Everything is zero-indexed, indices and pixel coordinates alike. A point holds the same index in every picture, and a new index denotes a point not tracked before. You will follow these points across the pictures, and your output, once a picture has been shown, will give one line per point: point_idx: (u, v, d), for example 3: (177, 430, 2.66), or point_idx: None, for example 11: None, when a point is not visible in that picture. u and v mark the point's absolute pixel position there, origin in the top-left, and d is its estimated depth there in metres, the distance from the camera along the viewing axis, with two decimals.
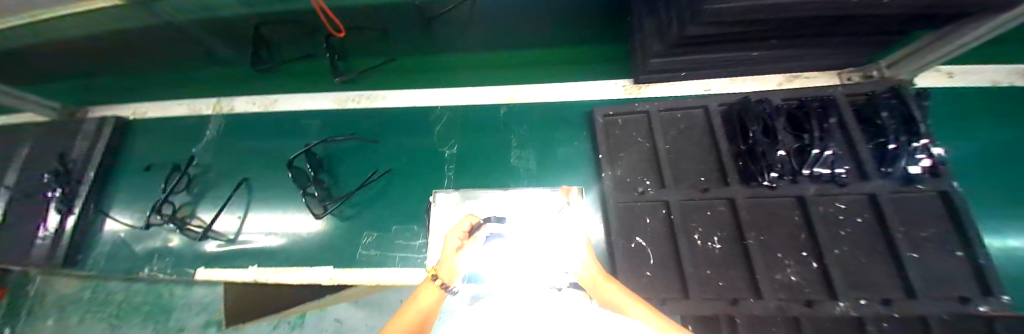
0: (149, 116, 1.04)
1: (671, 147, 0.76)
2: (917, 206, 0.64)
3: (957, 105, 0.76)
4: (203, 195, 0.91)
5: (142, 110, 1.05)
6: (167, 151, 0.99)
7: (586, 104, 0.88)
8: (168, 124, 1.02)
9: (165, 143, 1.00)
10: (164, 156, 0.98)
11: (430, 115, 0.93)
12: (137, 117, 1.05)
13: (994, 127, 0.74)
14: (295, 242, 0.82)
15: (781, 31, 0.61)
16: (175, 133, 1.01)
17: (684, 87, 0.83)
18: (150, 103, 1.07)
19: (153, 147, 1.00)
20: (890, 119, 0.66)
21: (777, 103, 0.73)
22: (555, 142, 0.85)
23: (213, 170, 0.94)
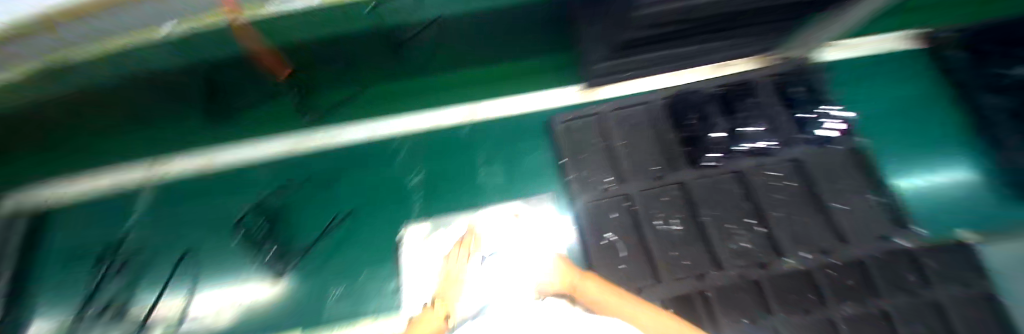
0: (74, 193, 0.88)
1: (626, 143, 0.81)
2: (840, 164, 0.72)
3: (859, 68, 0.83)
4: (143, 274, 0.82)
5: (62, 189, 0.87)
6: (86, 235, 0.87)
7: (543, 113, 0.90)
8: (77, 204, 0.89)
9: (84, 225, 0.88)
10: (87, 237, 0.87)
11: (388, 146, 0.91)
12: (58, 198, 0.87)
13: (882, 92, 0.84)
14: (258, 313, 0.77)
15: (707, 31, 0.66)
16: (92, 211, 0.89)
17: (631, 86, 0.86)
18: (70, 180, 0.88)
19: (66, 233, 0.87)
20: (800, 94, 0.77)
21: (711, 90, 0.80)
22: (518, 155, 0.87)
23: (149, 248, 0.86)
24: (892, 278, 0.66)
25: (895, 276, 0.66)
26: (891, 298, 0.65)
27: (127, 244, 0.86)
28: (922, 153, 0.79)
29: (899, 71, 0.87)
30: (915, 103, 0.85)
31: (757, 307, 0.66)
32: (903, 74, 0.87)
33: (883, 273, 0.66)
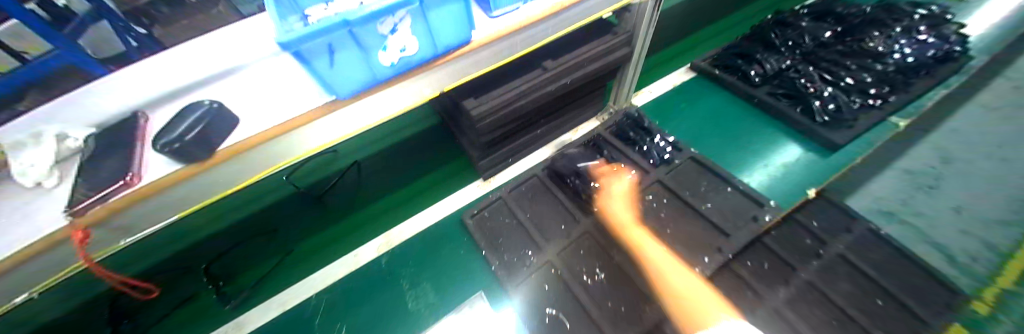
0: None
1: (530, 216, 0.90)
2: (689, 172, 0.90)
3: (664, 106, 1.07)
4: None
5: None
6: None
7: (453, 217, 0.96)
8: None
9: None
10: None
11: (303, 313, 0.82)
12: None
13: (699, 108, 1.05)
14: None
15: (538, 115, 0.88)
16: None
17: (516, 167, 1.00)
18: None
19: None
20: (637, 130, 0.98)
21: (574, 150, 0.97)
22: (442, 264, 0.88)
23: None
24: (796, 248, 0.80)
25: (794, 245, 0.81)
26: (804, 267, 0.77)
27: None
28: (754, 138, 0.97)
29: (705, 86, 1.10)
30: (731, 101, 1.05)
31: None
32: (708, 86, 1.10)
33: (785, 246, 0.81)
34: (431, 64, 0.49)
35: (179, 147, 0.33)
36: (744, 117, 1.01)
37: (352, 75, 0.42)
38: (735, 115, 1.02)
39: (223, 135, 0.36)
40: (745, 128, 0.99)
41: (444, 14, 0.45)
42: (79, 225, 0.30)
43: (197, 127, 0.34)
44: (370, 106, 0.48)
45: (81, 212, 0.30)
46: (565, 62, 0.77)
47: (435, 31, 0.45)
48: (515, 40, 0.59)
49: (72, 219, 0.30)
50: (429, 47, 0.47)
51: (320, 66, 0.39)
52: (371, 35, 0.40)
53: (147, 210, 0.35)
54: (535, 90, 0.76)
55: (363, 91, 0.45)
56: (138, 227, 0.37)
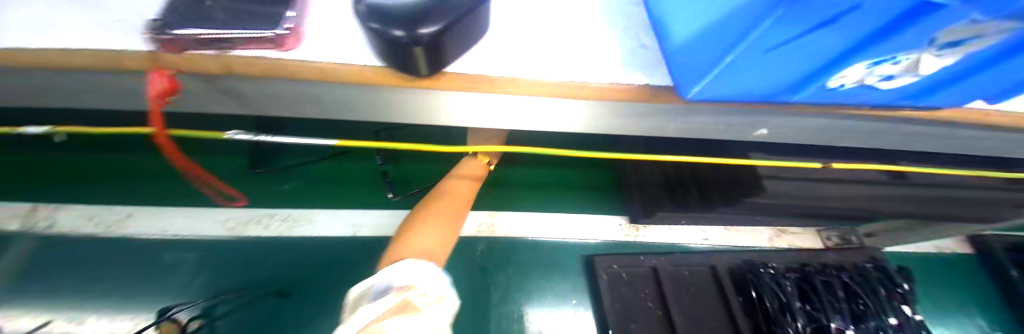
0: None
1: (688, 320, 0.62)
2: None
3: (925, 279, 0.78)
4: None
5: None
6: None
7: (578, 248, 0.73)
8: None
9: None
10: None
11: (381, 245, 0.69)
12: None
13: (959, 294, 0.77)
14: None
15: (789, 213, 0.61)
16: None
17: (683, 232, 0.75)
18: None
19: None
20: (884, 290, 0.67)
21: (779, 266, 0.70)
22: (545, 301, 0.66)
23: None
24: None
25: None
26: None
27: None
28: None
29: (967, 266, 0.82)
30: (1002, 302, 0.78)
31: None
32: (971, 267, 0.82)
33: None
34: (868, 108, 0.28)
35: (399, 41, 0.22)
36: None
37: (770, 74, 0.23)
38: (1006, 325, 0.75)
39: (460, 50, 0.26)
40: None
41: (1022, 54, 0.22)
42: (163, 62, 0.23)
43: (444, 22, 0.23)
44: (597, 112, 0.32)
45: (178, 51, 0.23)
46: (927, 189, 0.48)
47: (946, 82, 0.24)
48: (979, 136, 0.35)
49: (159, 50, 0.23)
50: (909, 89, 0.25)
51: (772, 38, 0.19)
52: (922, 30, 0.19)
53: (277, 90, 0.28)
54: (867, 198, 0.47)
55: (718, 101, 0.26)
56: (253, 102, 0.30)
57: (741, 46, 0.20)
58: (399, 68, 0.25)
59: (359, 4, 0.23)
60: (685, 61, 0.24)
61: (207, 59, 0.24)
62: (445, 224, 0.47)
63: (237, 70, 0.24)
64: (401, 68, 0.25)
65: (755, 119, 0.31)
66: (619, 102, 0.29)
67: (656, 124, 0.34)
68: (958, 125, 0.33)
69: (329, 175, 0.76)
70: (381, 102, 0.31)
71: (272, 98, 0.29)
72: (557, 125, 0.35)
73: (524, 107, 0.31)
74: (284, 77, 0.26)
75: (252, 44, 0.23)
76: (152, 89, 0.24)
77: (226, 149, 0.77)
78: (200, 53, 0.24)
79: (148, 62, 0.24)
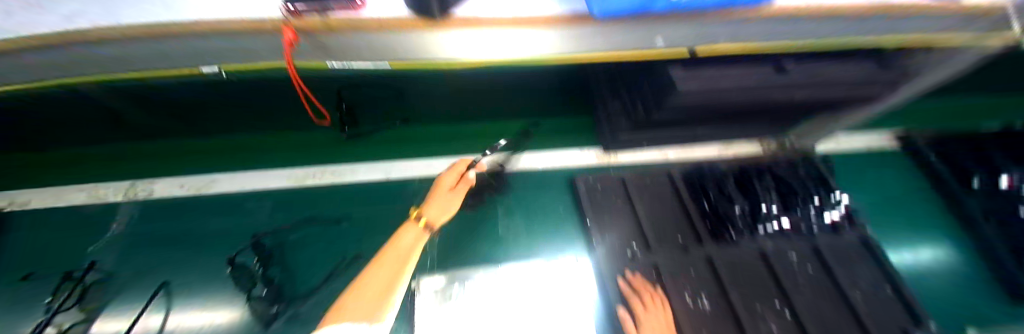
0: (32, 208, 0.81)
1: (651, 210, 0.81)
2: (856, 251, 0.76)
3: (848, 169, 0.97)
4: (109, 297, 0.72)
5: (22, 198, 0.82)
6: (46, 254, 0.77)
7: (564, 173, 0.92)
8: (56, 215, 0.81)
9: (51, 243, 0.78)
10: (35, 256, 0.77)
11: (411, 186, 0.89)
12: (13, 207, 0.81)
13: (872, 178, 0.97)
14: None
15: (719, 116, 0.78)
16: (67, 225, 0.80)
17: (647, 153, 0.93)
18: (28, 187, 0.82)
19: (37, 244, 0.78)
20: (807, 177, 0.84)
21: (724, 168, 0.86)
22: (539, 213, 0.86)
23: (122, 272, 0.75)
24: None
25: None
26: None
27: (94, 267, 0.75)
28: (927, 231, 0.90)
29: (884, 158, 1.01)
30: (907, 183, 0.97)
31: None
32: (885, 159, 1.01)
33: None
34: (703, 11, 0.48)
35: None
36: (917, 205, 0.94)
37: None
38: (909, 199, 0.95)
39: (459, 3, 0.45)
40: (916, 219, 0.92)
41: None
42: (291, 23, 0.41)
43: None
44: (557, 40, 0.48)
45: (300, 16, 0.42)
46: (812, 78, 0.64)
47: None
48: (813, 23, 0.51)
49: (289, 17, 0.42)
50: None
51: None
52: None
53: (346, 40, 0.45)
54: (755, 87, 0.64)
55: (610, 16, 0.46)
56: (337, 52, 0.46)
57: None
58: (422, 16, 0.43)
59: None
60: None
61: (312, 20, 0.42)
62: (368, 309, 0.48)
63: (332, 26, 0.43)
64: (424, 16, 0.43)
65: (652, 29, 0.48)
66: (551, 26, 0.46)
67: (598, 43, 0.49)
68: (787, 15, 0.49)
69: (365, 137, 0.93)
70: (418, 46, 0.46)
71: (346, 46, 0.45)
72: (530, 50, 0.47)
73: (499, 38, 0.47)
74: (354, 27, 0.43)
75: (343, 9, 0.43)
76: (285, 37, 0.42)
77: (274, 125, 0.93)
78: (311, 16, 0.42)
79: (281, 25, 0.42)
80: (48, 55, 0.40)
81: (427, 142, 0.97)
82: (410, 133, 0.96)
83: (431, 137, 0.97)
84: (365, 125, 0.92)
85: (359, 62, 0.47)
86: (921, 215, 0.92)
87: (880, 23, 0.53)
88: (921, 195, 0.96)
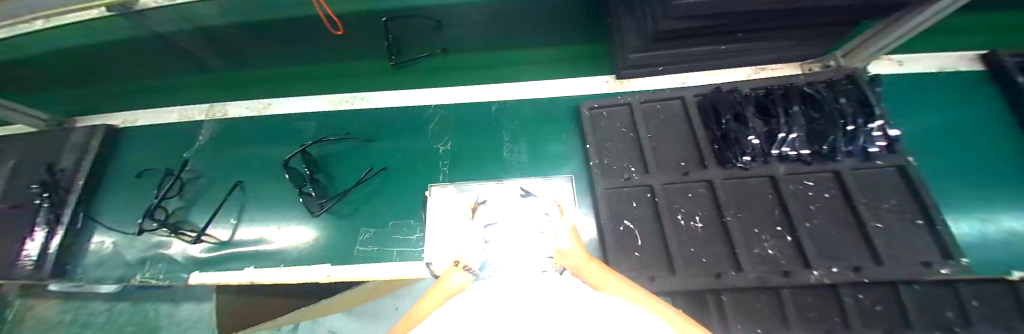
0: (139, 125, 1.08)
1: (654, 136, 0.81)
2: (882, 179, 0.70)
3: (904, 95, 0.84)
4: (195, 192, 0.93)
5: (134, 118, 1.09)
6: (156, 159, 1.01)
7: (572, 101, 0.93)
8: (161, 130, 1.05)
9: (160, 151, 1.02)
10: (151, 160, 1.01)
11: (424, 111, 0.96)
12: (128, 124, 1.09)
13: (936, 106, 0.83)
14: (287, 253, 0.82)
15: (744, 26, 0.69)
16: (169, 137, 1.03)
17: (663, 79, 0.88)
18: (142, 110, 1.11)
19: (150, 152, 1.02)
20: (849, 99, 0.72)
21: (746, 92, 0.80)
22: (541, 137, 0.89)
23: (207, 173, 0.96)
24: (934, 311, 0.62)
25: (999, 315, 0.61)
26: (923, 329, 0.60)
27: (188, 168, 0.97)
28: (1005, 169, 0.76)
29: (959, 85, 0.85)
30: (986, 114, 0.82)
31: (774, 319, 0.65)
32: (961, 86, 0.85)
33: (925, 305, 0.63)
34: None
35: None
36: (994, 140, 0.79)
37: None
38: (987, 132, 0.80)
39: None
40: (992, 154, 0.78)
41: None
42: None
43: None
44: None
45: None
46: None
47: None
48: None
49: None
50: None
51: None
52: None
53: None
54: None
55: None
56: None
57: None
58: None
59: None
60: None
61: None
62: None
63: None
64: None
65: None
66: None
67: None
68: None
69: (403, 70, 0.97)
70: None
71: None
72: None
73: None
74: None
75: None
76: None
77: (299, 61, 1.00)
78: None
79: None
80: None
81: (450, 72, 0.98)
82: (448, 67, 0.97)
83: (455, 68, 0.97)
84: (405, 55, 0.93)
85: None
86: (1000, 150, 0.78)
87: None
88: (1003, 127, 0.80)
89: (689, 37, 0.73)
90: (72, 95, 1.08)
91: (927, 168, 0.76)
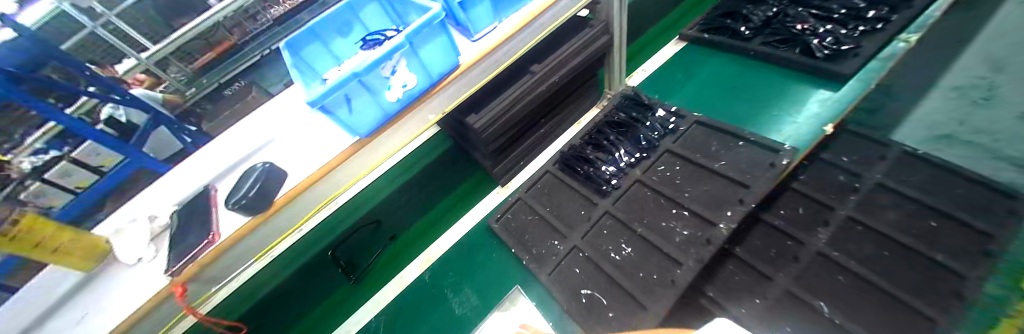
0: None
1: (551, 208, 0.95)
2: (694, 134, 0.92)
3: (664, 82, 1.20)
4: None
5: None
6: None
7: (480, 224, 1.04)
8: None
9: None
10: None
11: (367, 332, 0.91)
12: None
13: (687, 75, 1.20)
14: None
15: (537, 115, 0.97)
16: None
17: (528, 170, 1.07)
18: None
19: None
20: (630, 110, 1.02)
21: (578, 142, 1.02)
22: (478, 273, 0.95)
23: None
24: (830, 188, 0.86)
25: (829, 184, 0.87)
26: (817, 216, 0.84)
27: None
28: (755, 83, 1.10)
29: (689, 56, 1.26)
30: (717, 61, 1.20)
31: (757, 279, 0.80)
32: (690, 56, 1.26)
33: (819, 187, 0.88)
34: (434, 87, 0.66)
35: (246, 202, 0.51)
36: (733, 71, 1.15)
37: (369, 112, 0.59)
38: (727, 69, 1.16)
39: (277, 186, 0.55)
40: (741, 79, 1.12)
41: (429, 54, 0.62)
42: (178, 281, 0.50)
43: (256, 185, 0.52)
44: (364, 161, 0.65)
45: (179, 272, 0.50)
46: (550, 65, 0.86)
47: (428, 63, 0.62)
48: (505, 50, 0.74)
49: (174, 277, 0.49)
50: (427, 79, 0.64)
51: (343, 113, 0.56)
52: (378, 79, 0.58)
53: (221, 266, 0.55)
54: (528, 92, 0.85)
55: (378, 126, 0.62)
56: (220, 276, 0.57)
57: (340, 118, 0.57)
58: (252, 213, 0.53)
59: (229, 204, 0.54)
60: (355, 126, 0.59)
61: (186, 269, 0.50)
62: None
63: (216, 253, 0.52)
64: (255, 211, 0.53)
65: (412, 121, 0.68)
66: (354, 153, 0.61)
67: (389, 147, 0.68)
68: (479, 64, 0.71)
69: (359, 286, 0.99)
70: (268, 237, 0.59)
71: (221, 271, 0.56)
72: (342, 175, 0.62)
73: (348, 171, 0.62)
74: (230, 247, 0.53)
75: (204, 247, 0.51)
76: (178, 293, 0.50)
77: None
78: (182, 264, 0.50)
79: (172, 285, 0.49)
80: None
81: (400, 257, 1.03)
82: (401, 248, 1.05)
83: (397, 253, 1.04)
84: (366, 258, 1.02)
85: (235, 273, 0.60)
86: (741, 75, 1.13)
87: (538, 24, 0.76)
88: (731, 61, 1.18)
89: (515, 142, 0.99)
90: None
91: (716, 112, 1.07)
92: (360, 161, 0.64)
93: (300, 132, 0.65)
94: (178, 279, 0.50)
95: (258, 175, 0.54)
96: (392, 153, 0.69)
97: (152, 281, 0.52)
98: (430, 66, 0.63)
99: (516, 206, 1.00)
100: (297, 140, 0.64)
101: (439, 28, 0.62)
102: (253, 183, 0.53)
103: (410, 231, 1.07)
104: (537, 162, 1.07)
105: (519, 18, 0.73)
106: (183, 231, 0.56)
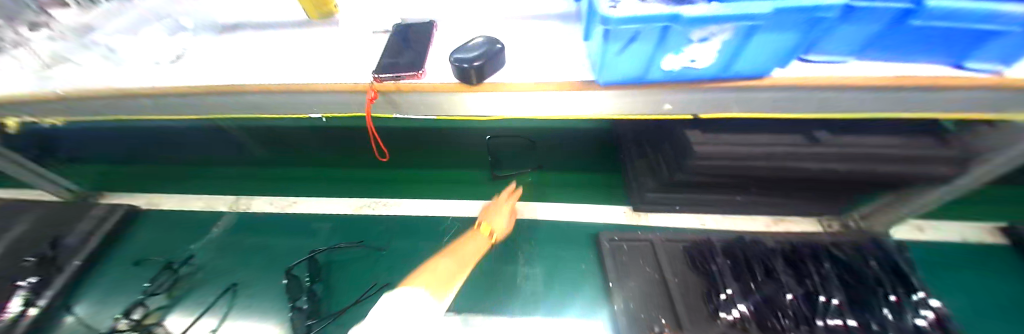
0: (165, 209, 1.09)
1: (680, 280, 0.76)
2: None
3: (943, 261, 0.81)
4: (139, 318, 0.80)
5: (161, 202, 1.10)
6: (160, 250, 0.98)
7: (589, 227, 0.92)
8: (177, 222, 1.05)
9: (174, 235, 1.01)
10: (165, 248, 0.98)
11: (443, 222, 0.97)
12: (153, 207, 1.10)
13: (986, 277, 0.78)
14: None
15: (758, 184, 0.79)
16: (178, 228, 1.03)
17: (680, 219, 0.90)
18: (175, 196, 1.13)
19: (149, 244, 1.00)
20: (880, 268, 0.72)
21: (771, 244, 0.80)
22: (560, 266, 0.85)
23: (207, 270, 0.92)
24: None
25: None
26: None
27: (189, 262, 0.94)
28: None
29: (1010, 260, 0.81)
30: None
31: None
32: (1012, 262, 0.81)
33: None
34: (713, 82, 0.49)
35: (465, 68, 0.47)
36: None
37: (632, 63, 0.46)
38: None
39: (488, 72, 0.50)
40: None
41: (755, 47, 0.42)
42: (375, 86, 0.50)
43: (483, 59, 0.47)
44: (579, 102, 0.54)
45: (382, 81, 0.50)
46: (845, 150, 0.60)
47: (743, 58, 0.44)
48: (836, 98, 0.49)
49: (375, 82, 0.50)
50: (720, 68, 0.46)
51: (614, 48, 0.43)
52: (680, 39, 0.42)
53: (411, 99, 0.53)
54: (791, 160, 0.62)
55: (619, 84, 0.50)
56: (403, 106, 0.56)
57: (604, 53, 0.44)
58: (462, 80, 0.50)
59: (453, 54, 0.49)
60: (608, 68, 0.47)
61: (386, 82, 0.50)
62: None
63: (401, 89, 0.50)
64: (466, 79, 0.49)
65: (653, 98, 0.52)
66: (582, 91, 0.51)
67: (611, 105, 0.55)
68: (784, 91, 0.48)
69: (472, 177, 1.08)
70: (446, 103, 0.55)
71: (411, 104, 0.55)
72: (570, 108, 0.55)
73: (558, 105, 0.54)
74: (418, 91, 0.51)
75: (408, 77, 0.50)
76: (368, 97, 0.50)
77: (355, 169, 1.13)
78: (387, 81, 0.50)
79: (367, 86, 0.50)
80: (175, 98, 0.54)
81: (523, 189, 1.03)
82: (542, 180, 1.04)
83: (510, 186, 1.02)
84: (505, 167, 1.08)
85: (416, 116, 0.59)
86: None
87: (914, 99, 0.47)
88: None
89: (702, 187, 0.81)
90: (131, 181, 1.19)
91: None
92: (580, 99, 0.53)
93: (556, 40, 0.58)
94: (373, 85, 0.50)
95: (486, 51, 0.49)
96: (602, 117, 0.57)
97: (362, 72, 0.52)
98: (741, 60, 0.44)
99: (644, 246, 0.83)
100: (544, 43, 0.58)
101: (792, 28, 0.40)
102: (480, 55, 0.48)
103: (548, 171, 1.06)
104: (704, 220, 0.89)
105: (902, 73, 0.45)
106: (414, 52, 0.55)
